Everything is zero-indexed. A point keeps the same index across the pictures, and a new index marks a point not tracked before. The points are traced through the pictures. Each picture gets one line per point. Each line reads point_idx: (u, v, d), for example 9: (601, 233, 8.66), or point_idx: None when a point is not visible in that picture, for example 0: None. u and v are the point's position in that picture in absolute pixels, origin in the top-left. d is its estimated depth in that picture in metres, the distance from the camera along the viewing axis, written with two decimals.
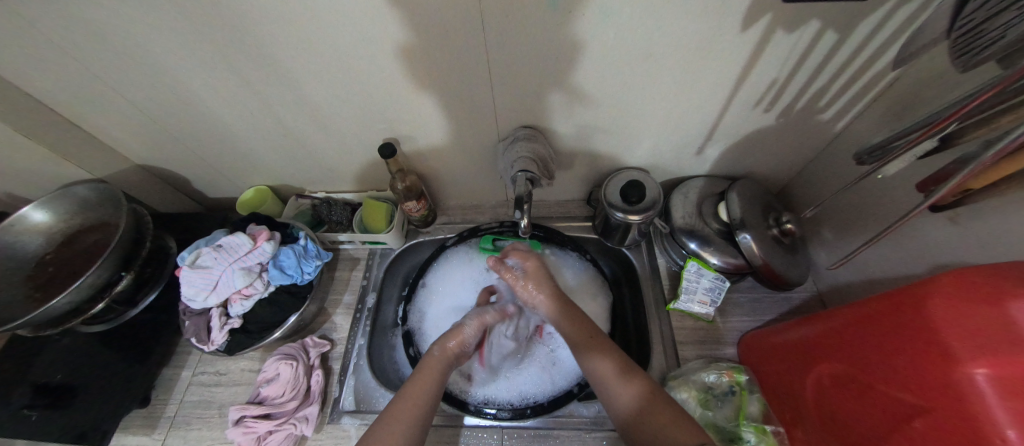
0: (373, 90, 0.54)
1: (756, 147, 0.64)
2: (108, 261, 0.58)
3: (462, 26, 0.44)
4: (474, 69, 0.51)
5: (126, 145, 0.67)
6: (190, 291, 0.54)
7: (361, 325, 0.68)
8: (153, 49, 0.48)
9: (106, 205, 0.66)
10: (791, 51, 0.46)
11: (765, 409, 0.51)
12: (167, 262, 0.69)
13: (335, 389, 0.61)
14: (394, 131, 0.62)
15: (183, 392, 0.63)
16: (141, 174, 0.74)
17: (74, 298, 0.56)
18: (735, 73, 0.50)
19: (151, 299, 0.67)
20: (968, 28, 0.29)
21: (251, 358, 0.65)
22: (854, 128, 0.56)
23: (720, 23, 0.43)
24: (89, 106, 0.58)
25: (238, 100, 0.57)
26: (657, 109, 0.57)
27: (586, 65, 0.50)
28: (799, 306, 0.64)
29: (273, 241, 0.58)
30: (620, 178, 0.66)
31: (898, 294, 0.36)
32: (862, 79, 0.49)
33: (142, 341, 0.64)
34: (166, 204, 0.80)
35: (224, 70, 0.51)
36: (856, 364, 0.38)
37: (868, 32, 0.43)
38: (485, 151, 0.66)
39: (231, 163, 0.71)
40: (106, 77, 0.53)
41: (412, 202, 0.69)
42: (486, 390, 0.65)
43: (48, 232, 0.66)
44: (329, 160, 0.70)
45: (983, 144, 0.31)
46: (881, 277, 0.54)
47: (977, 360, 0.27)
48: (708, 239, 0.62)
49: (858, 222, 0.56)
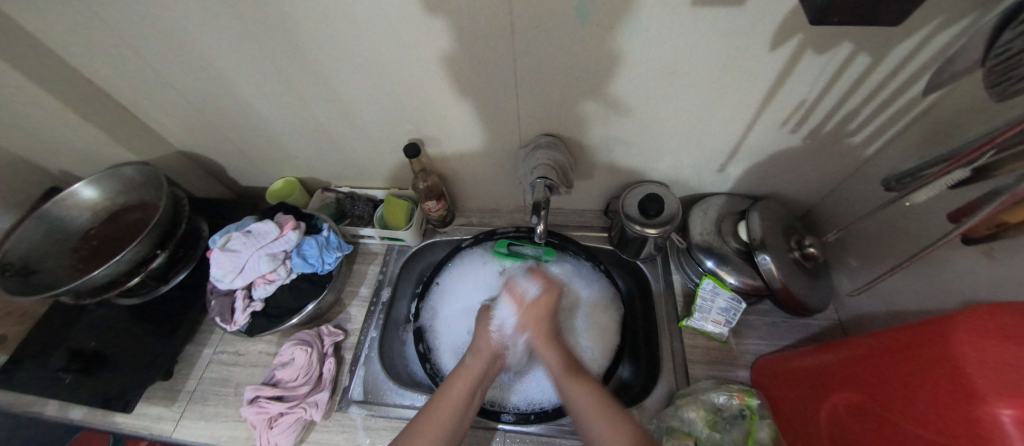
0: (404, 91, 0.56)
1: (781, 168, 0.63)
2: (145, 238, 0.61)
3: (493, 34, 0.46)
4: (502, 76, 0.52)
5: (171, 131, 0.72)
6: (218, 272, 0.57)
7: (374, 318, 0.70)
8: (206, 44, 0.52)
9: (149, 186, 0.71)
10: (822, 72, 0.46)
11: (776, 435, 0.50)
12: (198, 244, 0.73)
13: (345, 378, 0.63)
14: (420, 131, 0.64)
15: (203, 368, 0.66)
16: (182, 160, 0.78)
17: (112, 270, 0.59)
18: (762, 92, 0.50)
19: (180, 278, 0.69)
20: (1006, 57, 0.29)
21: (268, 342, 0.68)
22: (885, 154, 0.54)
23: (749, 41, 0.43)
24: (142, 93, 0.63)
25: (276, 95, 0.60)
26: (681, 124, 0.57)
27: (612, 76, 0.50)
28: (819, 334, 0.62)
29: (298, 230, 0.61)
30: (639, 190, 0.66)
31: (932, 327, 0.34)
32: (895, 104, 0.48)
33: (170, 317, 0.68)
34: (202, 189, 0.84)
35: (267, 66, 0.54)
36: (874, 396, 0.37)
37: (904, 57, 0.43)
38: (507, 157, 0.67)
39: (264, 154, 0.75)
40: (160, 67, 0.57)
41: (432, 202, 0.70)
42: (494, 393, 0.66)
43: (94, 208, 0.71)
44: (356, 156, 0.72)
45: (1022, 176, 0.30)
46: (908, 308, 0.52)
47: (1005, 400, 0.26)
48: (727, 258, 0.61)
49: (886, 250, 0.55)
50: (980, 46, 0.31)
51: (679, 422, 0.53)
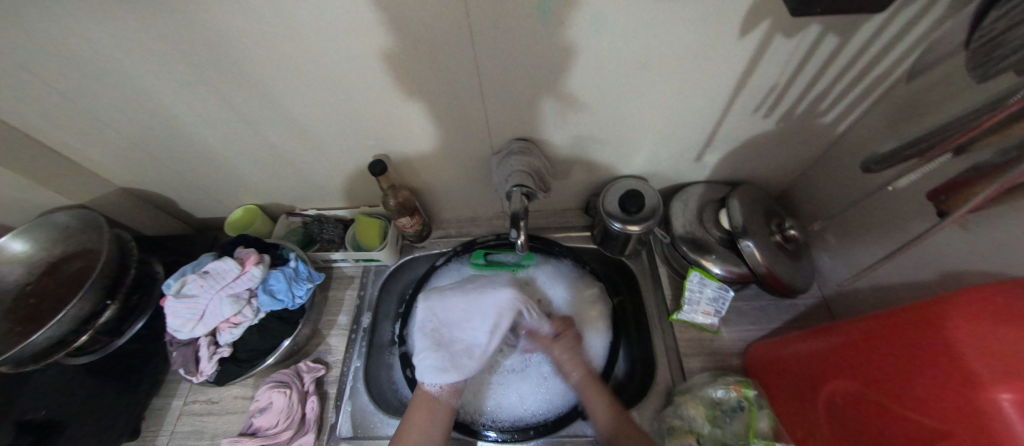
0: (363, 108, 0.53)
1: (756, 153, 0.62)
2: (89, 291, 0.56)
3: (449, 39, 0.43)
4: (465, 82, 0.49)
5: (107, 168, 0.65)
6: (176, 322, 0.52)
7: (356, 346, 0.66)
8: (132, 70, 0.46)
9: (88, 232, 0.64)
10: (790, 56, 0.45)
11: (775, 425, 0.49)
12: (153, 289, 0.67)
13: (331, 414, 0.60)
14: (385, 146, 0.60)
15: (174, 422, 0.62)
16: (125, 198, 0.71)
17: (54, 332, 0.54)
18: (733, 79, 0.49)
19: (138, 327, 0.64)
20: (992, 36, 0.29)
21: (244, 385, 0.63)
22: (854, 132, 0.54)
23: (717, 30, 0.42)
24: (68, 131, 0.56)
25: (221, 119, 0.55)
26: (655, 118, 0.55)
27: (582, 73, 0.48)
28: (804, 313, 0.63)
29: (262, 264, 0.56)
30: (617, 187, 0.65)
31: (925, 311, 0.35)
32: (862, 82, 0.48)
33: (130, 371, 0.62)
34: (154, 226, 0.78)
35: (204, 90, 0.49)
36: (869, 382, 0.38)
37: (869, 36, 0.42)
38: (479, 165, 0.65)
39: (219, 184, 0.69)
40: (83, 101, 0.51)
41: (406, 218, 0.67)
42: (502, 413, 0.63)
43: (29, 261, 0.64)
44: (319, 177, 0.68)
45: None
46: (889, 284, 0.52)
47: (1003, 384, 0.27)
48: (709, 248, 0.61)
49: (862, 227, 0.55)
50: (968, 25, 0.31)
51: (680, 420, 0.53)
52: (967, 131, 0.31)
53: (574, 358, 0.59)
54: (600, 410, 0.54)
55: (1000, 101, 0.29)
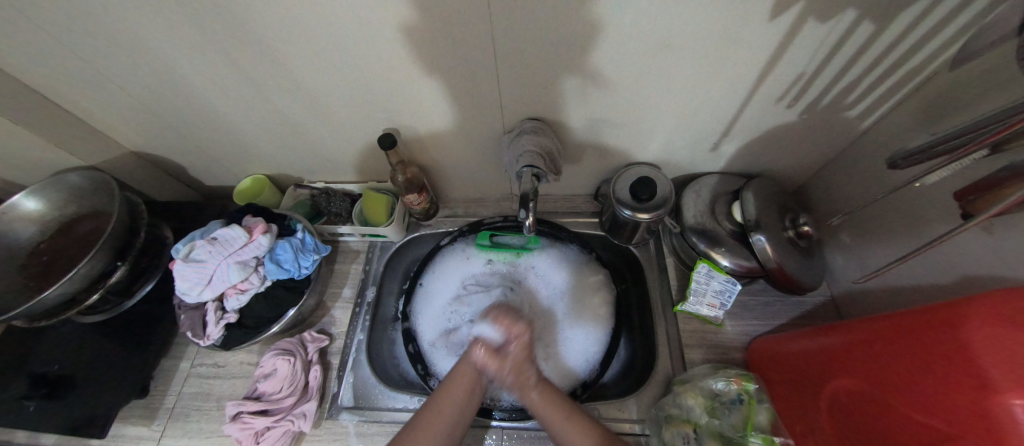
0: (374, 81, 0.52)
1: (776, 145, 0.61)
2: (99, 252, 0.57)
3: (466, 11, 0.41)
4: (481, 57, 0.47)
5: (118, 130, 0.65)
6: (184, 285, 0.52)
7: (360, 320, 0.67)
8: (140, 31, 0.45)
9: (100, 194, 0.65)
10: (821, 44, 0.43)
11: (773, 418, 0.50)
12: (162, 254, 0.68)
13: (333, 384, 0.61)
14: (395, 121, 0.59)
15: (181, 383, 0.63)
16: (135, 162, 0.72)
17: (65, 289, 0.55)
18: (759, 65, 0.47)
19: (147, 290, 0.65)
20: None
21: (250, 351, 0.64)
22: (882, 127, 0.52)
23: (746, 13, 0.40)
24: (79, 92, 0.56)
25: (231, 86, 0.54)
26: (673, 104, 0.54)
27: (601, 53, 0.46)
28: (812, 311, 0.62)
29: (269, 234, 0.56)
30: (629, 174, 0.63)
31: (941, 313, 0.34)
32: (895, 74, 0.46)
33: (139, 332, 0.63)
34: (164, 192, 0.78)
35: (214, 55, 0.48)
36: (875, 381, 0.37)
37: (907, 24, 0.40)
38: (490, 144, 0.63)
39: (229, 152, 0.69)
40: (94, 62, 0.50)
41: (413, 195, 0.66)
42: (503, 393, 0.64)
43: (41, 220, 0.65)
44: (328, 150, 0.67)
45: None
46: (902, 285, 0.51)
47: (1016, 391, 0.26)
48: (719, 240, 0.60)
49: (880, 226, 0.54)
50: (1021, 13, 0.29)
51: (678, 409, 0.53)
52: (1007, 127, 0.29)
53: (525, 373, 0.53)
54: (575, 435, 0.48)
55: None
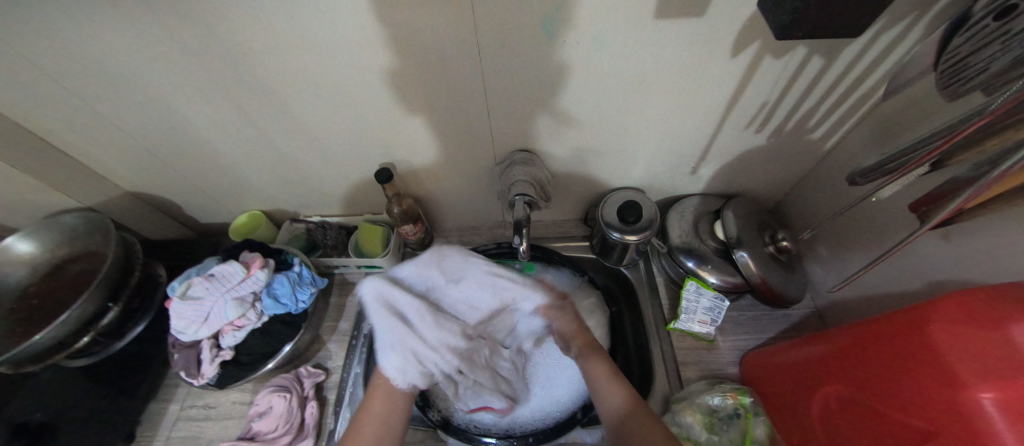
0: (370, 118, 0.55)
1: (749, 166, 0.65)
2: (94, 293, 0.56)
3: (457, 54, 0.45)
4: (471, 95, 0.51)
5: (116, 172, 0.66)
6: (180, 324, 0.52)
7: (356, 352, 0.66)
8: (151, 78, 0.48)
9: (94, 234, 0.65)
10: (779, 76, 0.48)
11: (770, 432, 0.51)
12: (155, 292, 0.67)
13: (330, 421, 0.59)
14: (391, 155, 0.62)
15: (169, 427, 0.61)
16: (131, 202, 0.72)
17: (57, 332, 0.54)
18: (725, 97, 0.52)
19: (137, 331, 0.64)
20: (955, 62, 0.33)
21: (242, 390, 0.63)
22: (842, 147, 0.57)
23: (709, 52, 0.45)
24: (83, 136, 0.58)
25: (232, 126, 0.56)
26: (651, 131, 0.58)
27: (579, 90, 0.50)
28: (799, 323, 0.64)
29: (267, 269, 0.57)
30: (615, 199, 0.67)
31: (904, 316, 0.36)
32: (847, 101, 0.51)
33: (127, 375, 0.62)
34: (158, 230, 0.78)
35: (219, 98, 0.51)
36: (859, 383, 0.39)
37: (849, 59, 0.45)
38: (482, 175, 0.67)
39: (226, 190, 0.71)
40: (102, 107, 0.53)
41: (409, 225, 0.68)
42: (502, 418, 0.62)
43: (32, 262, 0.65)
44: (324, 185, 0.69)
45: (1000, 155, 0.32)
46: (877, 293, 0.54)
47: (983, 385, 0.28)
48: (706, 258, 0.63)
49: (852, 239, 0.57)
50: (932, 50, 0.36)
51: (678, 427, 0.54)
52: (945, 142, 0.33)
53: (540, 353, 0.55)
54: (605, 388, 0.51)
55: (967, 120, 0.32)
